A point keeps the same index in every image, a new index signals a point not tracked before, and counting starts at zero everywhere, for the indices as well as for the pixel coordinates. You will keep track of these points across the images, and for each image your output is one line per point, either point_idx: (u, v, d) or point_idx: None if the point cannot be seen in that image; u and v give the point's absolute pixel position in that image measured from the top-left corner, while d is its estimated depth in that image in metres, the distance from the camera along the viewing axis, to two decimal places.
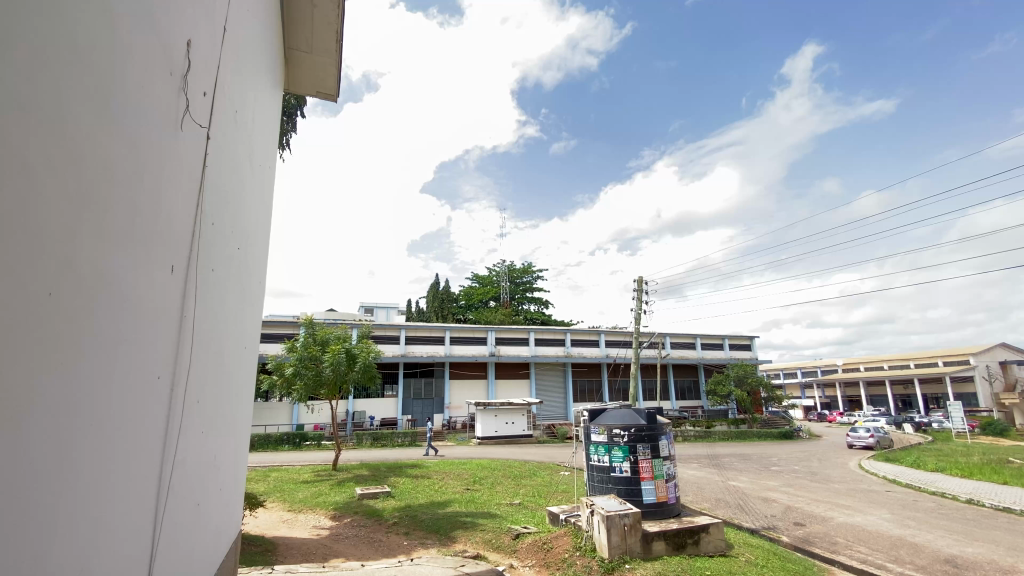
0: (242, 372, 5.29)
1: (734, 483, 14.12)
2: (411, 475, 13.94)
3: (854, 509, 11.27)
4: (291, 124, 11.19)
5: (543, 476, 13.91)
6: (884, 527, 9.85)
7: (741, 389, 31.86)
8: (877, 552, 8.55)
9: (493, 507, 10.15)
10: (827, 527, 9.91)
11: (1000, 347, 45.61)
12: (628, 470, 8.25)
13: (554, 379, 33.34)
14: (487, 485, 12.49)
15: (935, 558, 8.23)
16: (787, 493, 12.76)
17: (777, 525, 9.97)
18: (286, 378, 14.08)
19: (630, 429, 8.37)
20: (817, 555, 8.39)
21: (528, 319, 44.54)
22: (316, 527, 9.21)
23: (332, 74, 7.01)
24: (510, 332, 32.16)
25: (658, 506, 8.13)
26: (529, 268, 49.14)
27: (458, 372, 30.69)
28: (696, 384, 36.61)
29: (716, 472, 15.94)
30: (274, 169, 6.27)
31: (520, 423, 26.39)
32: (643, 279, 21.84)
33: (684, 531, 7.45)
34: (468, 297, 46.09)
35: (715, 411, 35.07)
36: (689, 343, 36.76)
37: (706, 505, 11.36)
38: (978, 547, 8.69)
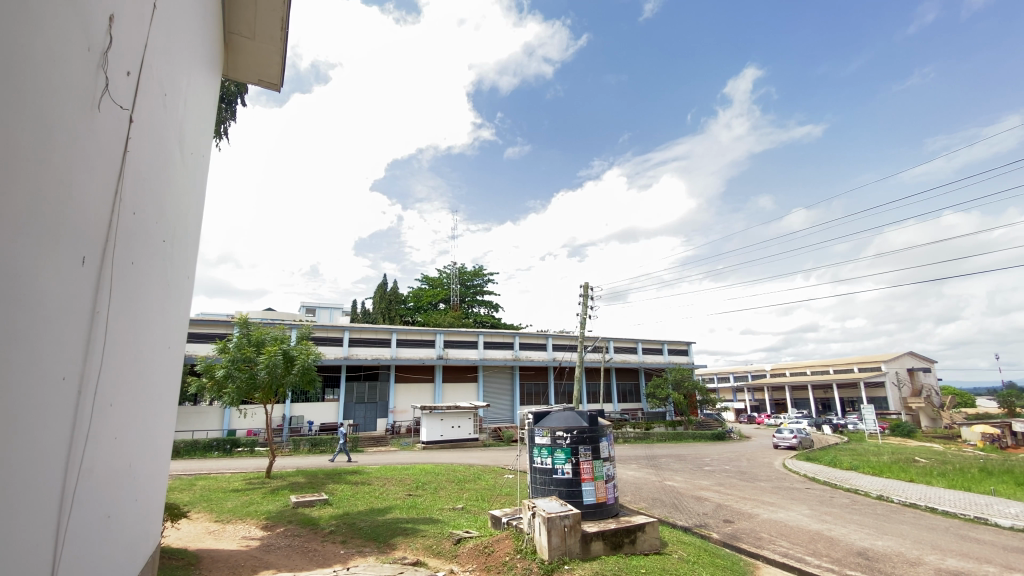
0: (165, 374, 4.93)
1: (670, 482, 14.68)
2: (349, 481, 13.53)
3: (777, 505, 12.04)
4: (230, 111, 10.61)
5: (487, 479, 13.89)
6: (804, 523, 10.57)
7: (679, 393, 33.27)
8: (797, 546, 9.16)
9: (434, 512, 10.01)
10: (753, 523, 10.51)
11: (907, 355, 50.11)
12: (570, 471, 8.38)
13: (501, 383, 33.41)
14: (429, 490, 12.31)
15: (849, 551, 8.91)
16: (718, 492, 13.44)
17: (708, 522, 10.46)
18: (217, 380, 13.31)
19: (572, 431, 8.52)
20: (743, 550, 8.87)
21: (477, 323, 44.46)
22: (245, 537, 8.73)
23: (277, 62, 6.72)
24: (458, 335, 31.94)
25: (597, 507, 8.31)
26: (480, 271, 49.06)
27: (403, 376, 30.12)
28: (637, 387, 37.86)
29: (653, 472, 16.54)
30: (207, 157, 5.92)
31: (466, 427, 26.24)
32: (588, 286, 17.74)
33: (621, 530, 7.65)
34: (417, 299, 45.42)
35: (654, 414, 36.40)
36: (632, 348, 38.00)
37: (643, 505, 11.75)
38: (887, 540, 9.48)
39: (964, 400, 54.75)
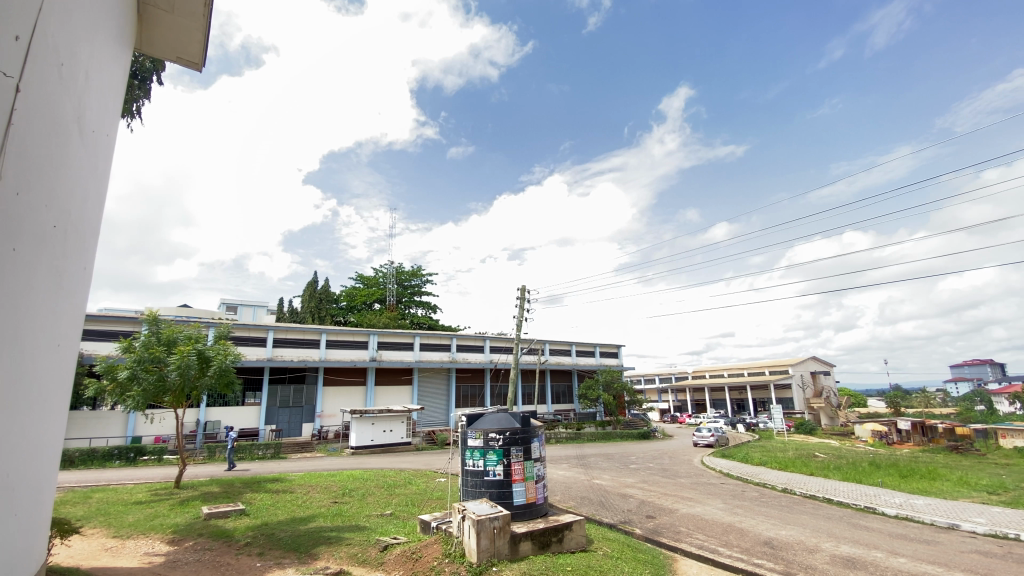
0: (53, 375, 4.41)
1: (598, 481, 15.14)
2: (269, 489, 12.78)
3: (695, 500, 12.78)
4: (143, 89, 9.75)
5: (418, 484, 13.65)
6: (719, 516, 11.29)
7: (609, 394, 34.52)
8: (712, 538, 9.76)
9: (360, 519, 9.70)
10: (673, 518, 11.07)
11: (811, 359, 55.07)
12: (501, 472, 8.43)
13: (436, 385, 32.98)
14: (356, 496, 11.90)
15: (757, 541, 9.61)
16: (642, 489, 14.04)
17: (632, 519, 10.90)
18: (119, 382, 12.15)
19: (505, 432, 8.57)
20: (663, 544, 9.33)
21: (414, 324, 43.69)
22: (146, 554, 7.99)
23: (200, 40, 6.28)
24: (393, 336, 31.17)
25: (527, 507, 8.44)
26: (418, 271, 48.28)
27: (333, 378, 28.95)
28: (570, 389, 38.80)
29: (582, 471, 17.00)
30: (113, 136, 5.39)
31: (399, 430, 25.62)
32: (525, 290, 17.61)
33: (550, 530, 7.79)
34: (350, 298, 43.90)
35: (585, 414, 37.45)
36: (566, 350, 38.94)
37: (572, 503, 12.04)
38: (790, 530, 10.33)
39: (857, 401, 60.75)
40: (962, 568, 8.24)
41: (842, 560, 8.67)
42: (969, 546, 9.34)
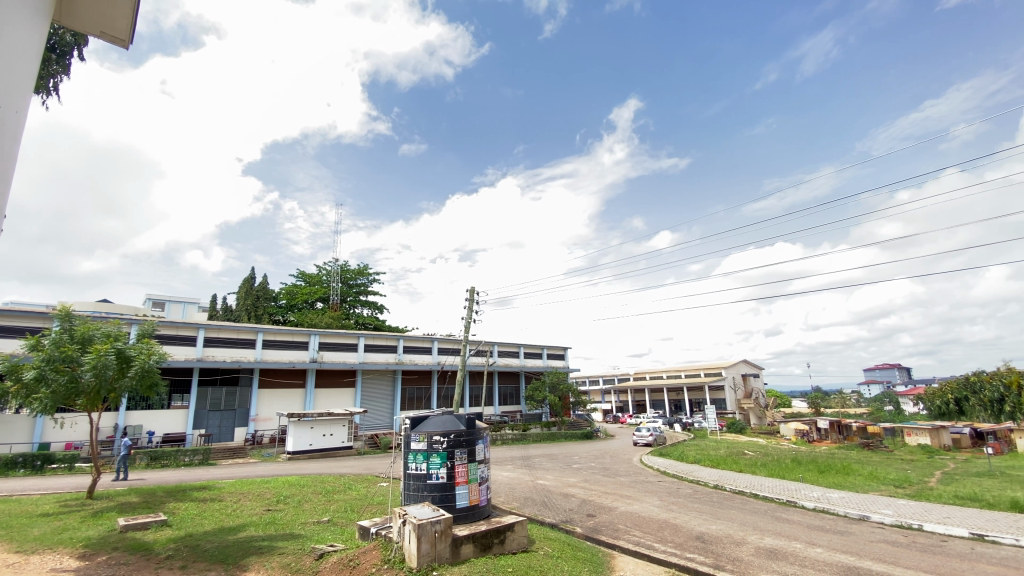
0: None
1: (541, 481, 15.34)
2: (196, 498, 12.03)
3: (633, 498, 13.22)
4: (60, 64, 8.91)
5: (358, 489, 13.29)
6: (655, 513, 11.73)
7: (555, 395, 35.10)
8: (648, 534, 10.14)
9: (295, 527, 9.31)
10: (613, 516, 11.40)
11: (743, 362, 58.39)
12: (444, 476, 8.34)
13: (381, 387, 32.25)
14: (291, 503, 11.43)
15: (690, 536, 10.07)
16: (584, 488, 14.36)
17: (573, 518, 11.12)
18: (24, 384, 11.05)
19: (449, 435, 8.51)
20: (602, 542, 9.58)
21: (359, 324, 42.52)
22: (51, 571, 7.29)
23: (128, 13, 5.83)
24: (337, 336, 30.18)
25: (470, 509, 8.42)
26: (364, 269, 47.09)
27: (270, 380, 27.62)
28: (517, 390, 39.07)
29: (526, 472, 17.16)
30: (23, 112, 4.87)
31: (340, 434, 24.81)
32: (474, 291, 17.53)
33: (491, 532, 7.81)
34: (291, 296, 42.12)
35: (531, 415, 37.84)
36: (514, 352, 39.19)
37: (515, 504, 12.13)
38: (719, 525, 10.90)
39: (783, 401, 65.11)
40: (871, 556, 8.99)
41: (765, 551, 9.24)
42: (877, 536, 10.20)
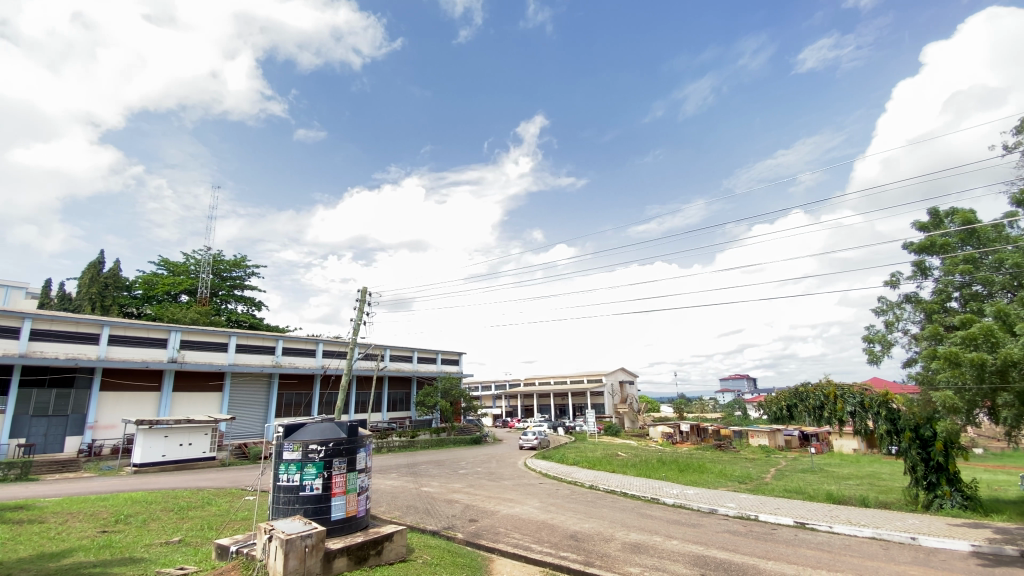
0: None
1: (425, 488, 15.13)
2: (6, 521, 10.02)
3: (515, 501, 13.59)
4: None
5: (219, 505, 12.02)
6: (534, 515, 12.15)
7: (447, 401, 34.80)
8: (526, 536, 10.48)
9: (137, 551, 8.16)
10: (494, 520, 11.59)
11: (621, 370, 63.26)
12: (320, 487, 7.89)
13: (255, 392, 29.62)
14: (133, 523, 9.99)
15: (565, 535, 10.60)
16: (467, 494, 14.42)
17: (455, 524, 11.11)
18: None
19: (328, 444, 8.07)
20: (482, 546, 9.72)
21: (231, 321, 38.77)
22: None
23: None
24: (205, 334, 27.19)
25: (346, 521, 8.06)
26: (241, 261, 43.23)
27: (116, 381, 24.00)
28: (407, 396, 38.24)
29: (410, 479, 16.79)
30: None
31: (201, 444, 22.29)
32: (364, 291, 16.87)
33: (368, 543, 7.55)
34: (149, 286, 37.17)
35: (420, 421, 37.21)
36: (406, 356, 38.31)
37: (396, 513, 11.82)
38: (592, 523, 11.61)
39: (653, 407, 71.48)
40: (717, 545, 10.18)
41: (631, 546, 10.04)
42: (722, 527, 11.61)
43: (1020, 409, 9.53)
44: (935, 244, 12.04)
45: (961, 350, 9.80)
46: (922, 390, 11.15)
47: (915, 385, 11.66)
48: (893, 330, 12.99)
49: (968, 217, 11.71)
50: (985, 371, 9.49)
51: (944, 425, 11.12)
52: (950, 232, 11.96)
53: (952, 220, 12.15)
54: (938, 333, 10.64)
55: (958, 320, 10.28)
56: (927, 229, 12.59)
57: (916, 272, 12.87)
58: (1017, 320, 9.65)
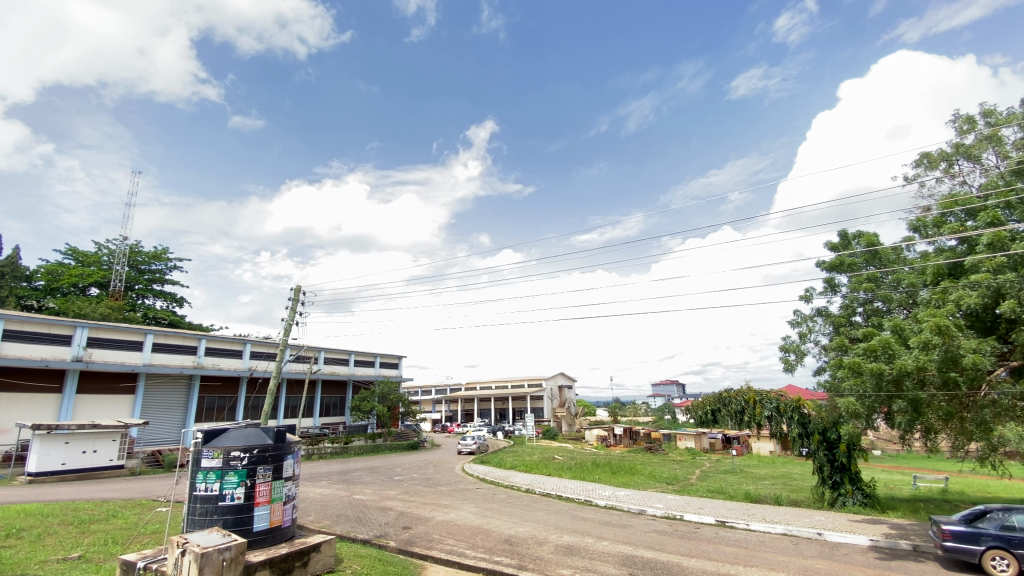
0: None
1: (357, 496, 14.66)
2: None
3: (450, 507, 13.46)
4: None
5: (126, 517, 11.02)
6: (469, 520, 12.10)
7: (384, 405, 33.97)
8: (460, 542, 10.40)
9: (28, 569, 7.33)
10: (428, 526, 11.43)
11: (560, 375, 64.62)
12: (241, 496, 7.47)
13: (173, 395, 27.51)
14: (25, 538, 8.96)
15: (499, 540, 10.63)
16: (401, 500, 14.13)
17: (388, 532, 10.84)
18: None
19: (252, 450, 7.66)
20: (415, 553, 9.54)
21: (148, 318, 35.85)
22: None
23: None
24: (118, 331, 24.99)
25: (270, 532, 7.66)
26: (162, 253, 40.13)
27: (9, 382, 21.51)
28: (342, 400, 36.96)
29: (342, 487, 16.21)
30: None
31: (109, 451, 20.42)
32: (299, 290, 16.16)
33: (292, 554, 7.22)
34: (52, 277, 33.64)
35: (355, 426, 36.06)
36: (342, 359, 37.07)
37: (325, 522, 11.37)
38: (527, 527, 11.73)
39: (590, 411, 73.44)
40: (644, 545, 10.60)
41: (563, 548, 10.23)
42: (650, 527, 12.10)
43: (911, 414, 10.60)
44: (844, 263, 13.23)
45: (863, 361, 10.80)
46: (830, 396, 12.19)
47: (824, 392, 12.72)
48: (805, 341, 14.12)
49: (872, 240, 12.96)
50: (883, 380, 10.49)
51: (847, 428, 12.17)
52: (856, 253, 13.16)
53: (858, 242, 13.40)
54: (844, 345, 11.68)
55: (862, 333, 11.33)
56: (837, 249, 13.79)
57: (826, 288, 14.07)
58: (909, 334, 10.77)
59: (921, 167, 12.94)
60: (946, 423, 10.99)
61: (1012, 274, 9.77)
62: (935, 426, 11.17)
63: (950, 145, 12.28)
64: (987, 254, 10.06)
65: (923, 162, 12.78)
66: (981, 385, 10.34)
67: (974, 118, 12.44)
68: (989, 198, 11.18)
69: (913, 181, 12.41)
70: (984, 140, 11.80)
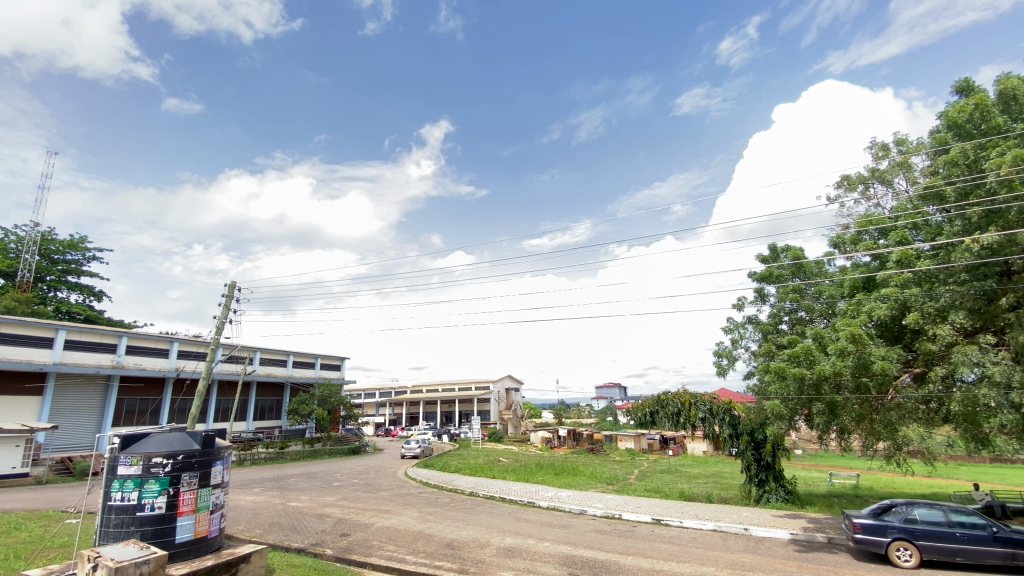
0: None
1: (292, 503, 14.07)
2: None
3: (391, 512, 13.19)
4: None
5: (30, 530, 10.05)
6: (410, 525, 11.91)
7: (324, 408, 32.80)
8: (401, 547, 10.22)
9: None
10: (367, 533, 11.15)
11: (507, 377, 65.02)
12: (163, 506, 6.99)
13: (87, 397, 25.32)
14: None
15: (440, 544, 10.54)
16: (339, 507, 13.70)
17: (324, 540, 10.49)
18: None
19: (176, 456, 7.19)
20: (353, 561, 9.28)
21: (61, 312, 32.82)
22: None
23: None
24: (24, 327, 22.77)
25: (194, 543, 7.21)
26: (80, 242, 36.90)
27: None
28: (278, 403, 35.39)
29: (276, 494, 15.51)
30: None
31: (11, 458, 18.51)
32: (234, 286, 15.31)
33: (218, 566, 6.83)
34: None
35: (293, 430, 34.62)
36: (280, 360, 35.52)
37: (257, 531, 10.85)
38: (469, 530, 11.69)
39: (535, 413, 74.23)
40: (584, 544, 10.85)
41: (504, 550, 10.28)
42: (590, 527, 12.40)
43: (829, 416, 11.48)
44: (772, 274, 14.13)
45: (787, 366, 11.55)
46: (758, 399, 12.96)
47: (753, 395, 13.51)
48: (737, 347, 14.93)
49: (797, 254, 13.91)
50: (804, 384, 11.29)
51: (772, 429, 12.97)
52: (784, 266, 14.07)
53: (785, 255, 14.33)
54: (771, 351, 12.47)
55: (786, 341, 12.14)
56: (768, 261, 14.68)
57: (756, 298, 14.96)
58: (828, 342, 11.66)
59: (842, 188, 14.07)
60: (859, 424, 11.98)
61: (916, 289, 10.86)
62: (849, 427, 12.12)
63: (867, 169, 13.44)
64: (897, 270, 11.07)
65: (843, 184, 13.90)
66: (889, 389, 11.37)
67: (888, 146, 13.68)
68: (898, 219, 12.32)
69: (835, 201, 13.46)
70: (897, 166, 13.00)
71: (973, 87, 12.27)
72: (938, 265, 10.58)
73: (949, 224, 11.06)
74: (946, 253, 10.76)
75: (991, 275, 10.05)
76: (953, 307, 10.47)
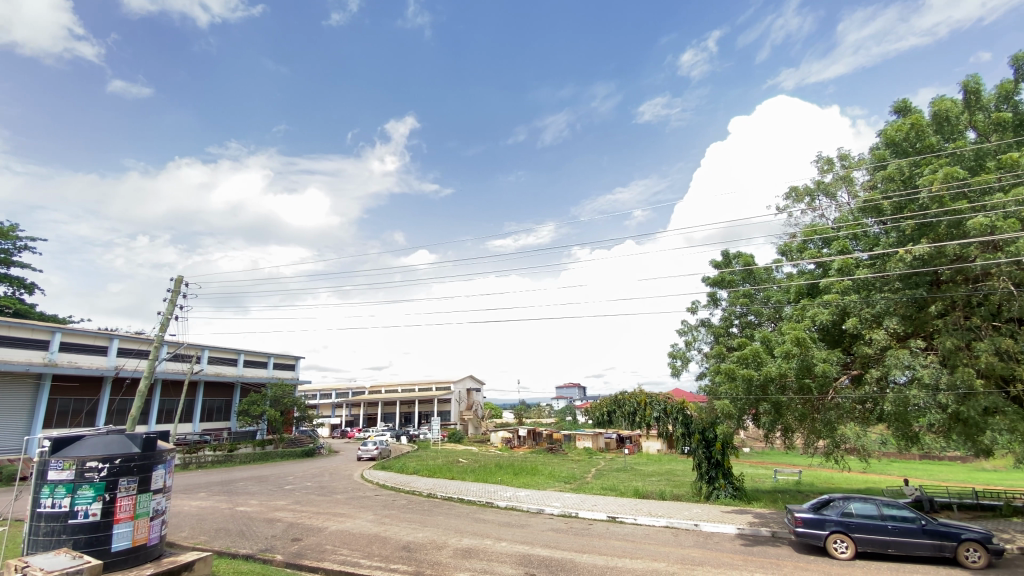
0: None
1: (240, 508, 13.52)
2: None
3: (346, 515, 12.89)
4: None
5: None
6: (365, 528, 11.68)
7: (277, 409, 31.70)
8: (355, 551, 10.02)
9: None
10: (320, 537, 10.86)
11: (468, 378, 64.80)
12: (97, 512, 6.59)
13: (14, 397, 23.53)
14: None
15: (396, 547, 10.39)
16: (291, 511, 13.28)
17: (274, 545, 10.14)
18: None
19: (113, 460, 6.79)
20: (304, 566, 9.03)
21: None
22: None
23: None
24: None
25: (132, 551, 6.83)
26: (10, 230, 34.27)
27: None
28: (227, 404, 33.96)
29: (223, 498, 14.88)
30: None
31: None
32: (180, 281, 14.57)
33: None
34: None
35: (243, 432, 33.29)
36: (230, 359, 34.10)
37: (202, 538, 10.38)
38: (426, 532, 11.59)
39: (496, 413, 74.32)
40: (540, 543, 10.95)
41: (461, 551, 10.24)
42: (547, 526, 12.53)
43: (774, 415, 12.08)
44: (724, 279, 14.68)
45: (737, 367, 12.03)
46: (709, 399, 13.44)
47: (704, 396, 13.99)
48: (690, 348, 15.42)
49: (748, 260, 14.51)
50: (752, 384, 11.79)
51: (722, 428, 13.47)
52: (735, 271, 14.65)
53: (737, 262, 14.91)
54: (721, 353, 12.97)
55: (737, 343, 12.65)
56: (721, 267, 15.24)
57: (709, 301, 15.52)
58: (775, 344, 12.21)
59: (790, 199, 14.80)
60: (801, 423, 12.64)
61: (855, 296, 11.55)
62: (792, 426, 12.77)
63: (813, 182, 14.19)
64: (838, 277, 11.62)
65: (791, 195, 14.64)
66: (829, 390, 12.03)
67: (832, 160, 14.49)
68: (840, 230, 13.07)
69: (784, 211, 14.13)
70: (839, 180, 13.80)
71: (909, 108, 13.18)
72: (875, 273, 11.31)
73: (886, 235, 11.83)
74: (882, 263, 11.50)
75: (921, 284, 10.82)
76: (887, 313, 11.23)
